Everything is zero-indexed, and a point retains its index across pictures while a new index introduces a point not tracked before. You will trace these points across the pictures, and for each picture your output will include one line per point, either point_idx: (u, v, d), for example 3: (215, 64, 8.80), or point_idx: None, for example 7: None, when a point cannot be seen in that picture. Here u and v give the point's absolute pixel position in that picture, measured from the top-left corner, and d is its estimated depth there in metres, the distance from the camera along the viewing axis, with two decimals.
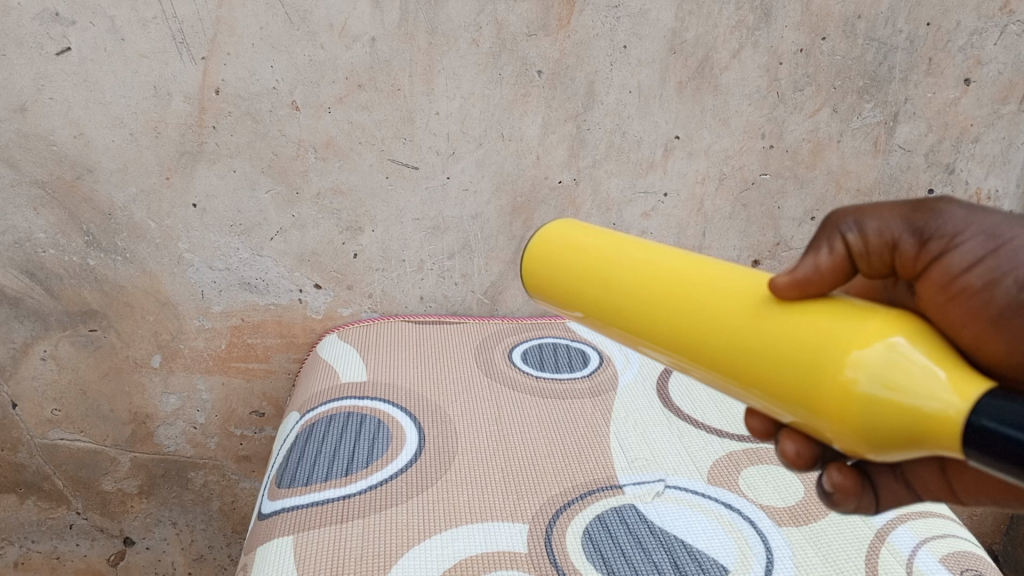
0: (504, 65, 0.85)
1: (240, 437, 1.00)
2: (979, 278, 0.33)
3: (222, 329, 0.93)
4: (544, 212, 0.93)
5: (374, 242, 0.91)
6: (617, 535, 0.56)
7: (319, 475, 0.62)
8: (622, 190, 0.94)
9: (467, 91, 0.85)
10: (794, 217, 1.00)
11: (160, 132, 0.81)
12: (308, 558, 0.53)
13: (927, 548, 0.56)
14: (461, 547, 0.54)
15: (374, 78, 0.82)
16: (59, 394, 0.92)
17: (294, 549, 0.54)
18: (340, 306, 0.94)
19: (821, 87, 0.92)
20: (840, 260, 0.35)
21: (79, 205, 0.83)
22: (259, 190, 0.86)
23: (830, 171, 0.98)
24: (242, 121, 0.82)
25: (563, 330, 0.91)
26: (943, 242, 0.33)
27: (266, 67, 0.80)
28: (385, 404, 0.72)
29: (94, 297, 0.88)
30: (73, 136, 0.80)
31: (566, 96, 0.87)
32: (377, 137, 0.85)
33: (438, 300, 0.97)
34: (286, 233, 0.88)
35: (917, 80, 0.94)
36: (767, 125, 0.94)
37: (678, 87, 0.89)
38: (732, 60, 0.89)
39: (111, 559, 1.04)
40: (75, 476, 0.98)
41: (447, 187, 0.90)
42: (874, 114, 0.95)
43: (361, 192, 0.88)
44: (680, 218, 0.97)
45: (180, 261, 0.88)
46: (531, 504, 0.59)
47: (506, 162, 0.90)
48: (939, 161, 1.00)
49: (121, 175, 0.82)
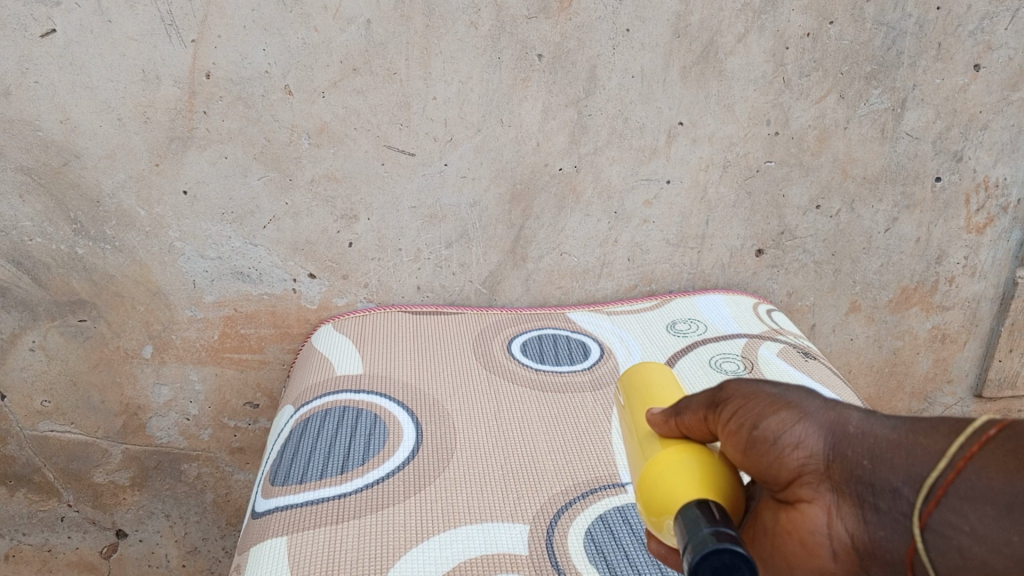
0: (503, 48, 0.82)
1: (234, 429, 0.99)
2: (733, 423, 0.40)
3: (214, 319, 0.91)
4: (544, 200, 0.91)
5: (369, 230, 0.89)
6: (621, 537, 0.54)
7: (313, 473, 0.60)
8: (624, 177, 0.92)
9: (465, 76, 0.83)
10: (800, 205, 0.98)
11: (149, 117, 0.79)
12: (302, 562, 0.51)
13: None
14: (461, 550, 0.52)
15: (369, 61, 0.80)
16: (48, 385, 0.91)
17: (288, 553, 0.52)
18: (335, 296, 0.92)
19: (828, 72, 0.90)
20: (671, 432, 0.42)
21: (66, 192, 0.81)
22: (251, 177, 0.84)
23: (836, 158, 0.96)
24: (233, 106, 0.80)
25: (563, 321, 0.89)
26: (724, 404, 0.40)
27: (258, 50, 0.78)
28: (382, 398, 0.70)
29: (83, 287, 0.87)
30: (58, 121, 0.78)
31: (567, 81, 0.85)
32: (373, 122, 0.83)
33: (436, 290, 0.95)
34: (280, 221, 0.87)
35: (926, 65, 0.92)
36: (773, 111, 0.91)
37: (681, 72, 0.87)
38: (737, 44, 0.86)
39: (104, 552, 1.04)
40: (66, 469, 0.97)
41: (444, 173, 0.88)
42: (882, 100, 0.93)
43: (357, 179, 0.86)
44: (683, 206, 0.95)
45: (171, 250, 0.86)
46: (532, 503, 0.57)
47: (505, 149, 0.87)
48: (947, 148, 0.97)
49: (110, 161, 0.80)
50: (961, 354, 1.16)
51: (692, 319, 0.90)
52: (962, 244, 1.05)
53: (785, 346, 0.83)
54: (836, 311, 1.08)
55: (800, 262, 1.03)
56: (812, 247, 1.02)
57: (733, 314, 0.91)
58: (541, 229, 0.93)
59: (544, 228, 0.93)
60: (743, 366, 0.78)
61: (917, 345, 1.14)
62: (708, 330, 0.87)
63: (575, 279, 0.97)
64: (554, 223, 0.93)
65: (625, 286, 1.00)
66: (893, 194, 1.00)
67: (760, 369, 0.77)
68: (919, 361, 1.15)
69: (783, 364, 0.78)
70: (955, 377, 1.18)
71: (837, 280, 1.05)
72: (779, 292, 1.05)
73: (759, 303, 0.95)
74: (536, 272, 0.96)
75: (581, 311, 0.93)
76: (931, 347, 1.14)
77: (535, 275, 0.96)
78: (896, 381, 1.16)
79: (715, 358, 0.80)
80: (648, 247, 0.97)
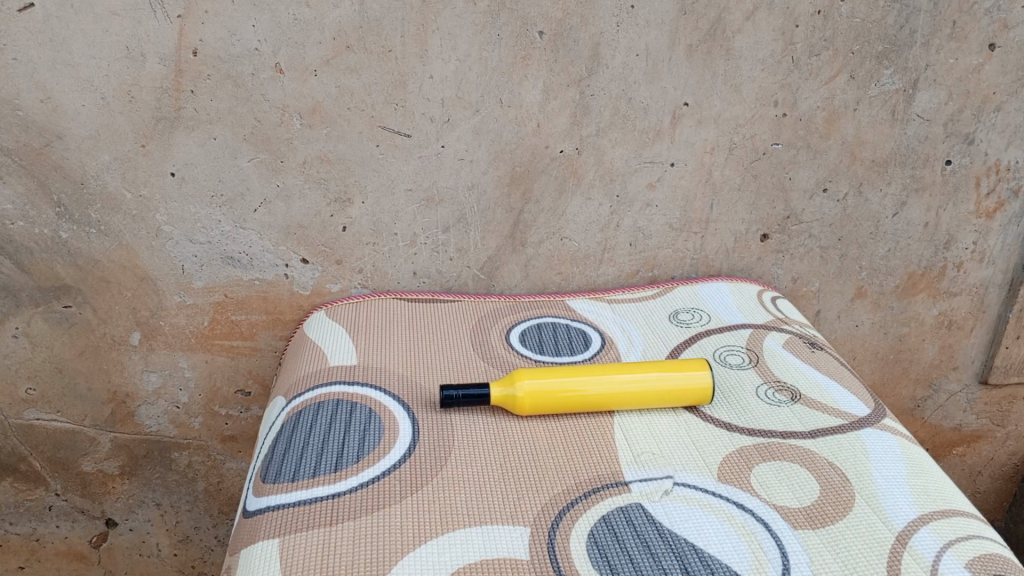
0: (503, 25, 0.79)
1: (225, 417, 0.98)
2: None
3: (204, 305, 0.89)
4: (544, 183, 0.88)
5: (364, 214, 0.86)
6: (624, 539, 0.52)
7: (307, 471, 0.58)
8: (626, 160, 0.89)
9: (463, 53, 0.80)
10: (806, 189, 0.95)
11: (134, 96, 0.76)
12: (295, 567, 0.50)
13: (951, 554, 0.52)
14: (460, 554, 0.51)
15: (363, 38, 0.77)
16: (33, 372, 0.90)
17: (281, 556, 0.51)
18: (329, 281, 0.90)
19: (838, 52, 0.86)
20: None
21: (49, 173, 0.79)
22: (240, 158, 0.81)
23: (844, 141, 0.92)
24: (222, 85, 0.77)
25: (563, 309, 0.87)
26: None
27: (247, 26, 0.75)
28: (377, 391, 0.68)
29: (68, 272, 0.85)
30: (39, 100, 0.75)
31: (570, 59, 0.82)
32: (367, 102, 0.80)
33: (432, 276, 0.92)
34: (271, 205, 0.84)
35: (939, 45, 0.88)
36: (781, 91, 0.88)
37: (687, 51, 0.83)
38: (746, 22, 0.83)
39: (93, 541, 1.05)
40: (53, 457, 0.97)
41: (441, 156, 0.85)
42: (893, 81, 0.89)
43: (350, 160, 0.83)
44: (687, 190, 0.92)
45: (158, 234, 0.84)
46: (533, 504, 0.55)
47: (504, 130, 0.84)
48: (959, 131, 0.94)
49: (93, 142, 0.78)
50: (967, 341, 1.13)
51: (695, 309, 0.87)
52: (971, 230, 1.02)
53: (791, 337, 0.81)
54: (841, 297, 1.06)
55: (805, 248, 1.00)
56: (818, 233, 0.99)
57: (736, 303, 0.88)
58: (541, 213, 0.90)
59: (543, 213, 0.90)
60: (748, 359, 0.76)
61: (923, 332, 1.11)
62: (711, 320, 0.84)
63: (576, 265, 0.95)
64: (554, 207, 0.90)
65: (626, 272, 0.97)
66: (902, 177, 0.96)
67: (766, 362, 0.75)
68: (924, 348, 1.13)
69: (789, 356, 0.76)
70: (961, 365, 1.16)
71: (843, 265, 1.03)
72: (783, 278, 1.02)
73: (763, 291, 0.93)
74: (536, 257, 0.93)
75: (582, 299, 0.91)
76: (937, 335, 1.12)
77: (535, 261, 0.94)
78: (900, 368, 1.14)
79: (720, 352, 0.78)
80: (650, 232, 0.94)
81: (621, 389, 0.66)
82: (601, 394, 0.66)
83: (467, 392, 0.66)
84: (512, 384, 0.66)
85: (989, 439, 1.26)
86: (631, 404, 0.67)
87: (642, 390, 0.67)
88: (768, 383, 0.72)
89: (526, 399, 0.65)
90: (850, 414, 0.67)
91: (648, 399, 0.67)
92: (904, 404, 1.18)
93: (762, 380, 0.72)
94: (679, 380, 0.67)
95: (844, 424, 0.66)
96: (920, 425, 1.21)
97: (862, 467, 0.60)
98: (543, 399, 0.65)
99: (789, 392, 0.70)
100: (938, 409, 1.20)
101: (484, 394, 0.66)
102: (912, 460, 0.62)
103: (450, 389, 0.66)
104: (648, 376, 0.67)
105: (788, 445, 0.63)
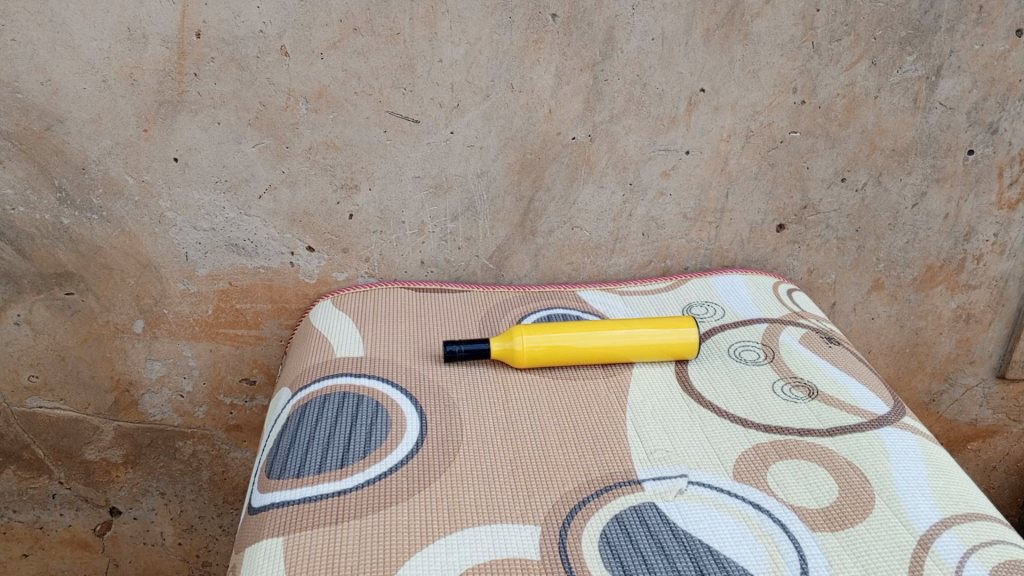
0: (515, 7, 0.76)
1: (229, 406, 0.97)
2: None
3: (208, 293, 0.88)
4: (555, 170, 0.86)
5: (370, 202, 0.85)
6: (637, 540, 0.51)
7: (313, 466, 0.57)
8: (640, 147, 0.86)
9: (473, 37, 0.77)
10: (824, 178, 0.92)
11: (135, 79, 0.74)
12: (298, 565, 0.48)
13: (976, 559, 0.50)
14: (468, 553, 0.49)
15: (371, 21, 0.75)
16: (36, 360, 0.90)
17: (285, 554, 0.49)
18: (334, 270, 0.89)
19: (861, 37, 0.83)
20: None
21: (49, 158, 0.78)
22: (245, 144, 0.79)
23: (865, 129, 0.89)
24: (226, 68, 0.75)
25: (574, 300, 0.85)
26: None
27: (252, 7, 0.72)
28: (384, 385, 0.67)
29: (70, 259, 0.84)
30: (39, 82, 0.73)
31: (583, 43, 0.79)
32: (374, 87, 0.78)
33: (439, 265, 0.90)
34: (275, 191, 0.82)
35: (966, 30, 0.84)
36: (801, 77, 0.85)
37: (705, 35, 0.80)
38: (765, 5, 0.80)
39: (98, 529, 1.05)
40: (57, 446, 0.97)
41: (450, 142, 0.82)
42: (916, 67, 0.86)
43: (358, 147, 0.81)
44: (702, 178, 0.90)
45: (161, 220, 0.82)
46: (543, 503, 0.54)
47: (515, 116, 0.82)
48: (983, 120, 0.91)
49: (95, 126, 0.76)
50: (985, 335, 1.11)
51: (709, 302, 0.85)
52: (993, 222, 0.99)
53: (807, 332, 0.78)
54: (858, 289, 1.03)
55: (822, 239, 0.97)
56: (835, 223, 0.96)
57: (752, 296, 0.86)
58: (552, 202, 0.88)
59: (554, 201, 0.88)
60: (763, 355, 0.74)
61: (940, 326, 1.09)
62: (726, 314, 0.82)
63: (587, 255, 0.93)
64: (565, 196, 0.88)
65: (638, 263, 0.95)
66: (923, 166, 0.93)
67: (782, 358, 0.73)
68: (942, 342, 1.10)
69: (806, 352, 0.74)
70: (979, 359, 1.13)
71: (860, 257, 1.00)
72: (799, 269, 1.00)
73: (780, 283, 0.90)
74: (546, 247, 0.91)
75: (593, 290, 0.88)
76: (955, 329, 1.09)
77: (545, 250, 0.91)
78: (917, 362, 1.12)
79: (735, 347, 0.75)
80: (664, 222, 0.92)
81: (611, 343, 0.71)
82: (592, 349, 0.71)
83: (468, 347, 0.70)
84: (511, 339, 0.70)
85: (1005, 435, 1.24)
86: (618, 357, 0.71)
87: (629, 344, 0.71)
88: (785, 379, 0.70)
89: (524, 352, 0.69)
90: (869, 413, 0.65)
91: (637, 354, 0.71)
92: (920, 398, 1.16)
93: (778, 376, 0.70)
94: (668, 336, 0.72)
95: (864, 422, 0.64)
96: (936, 419, 1.19)
97: (884, 467, 0.58)
98: (540, 356, 0.69)
99: (806, 389, 0.68)
100: (954, 404, 1.18)
101: (484, 348, 0.70)
102: (935, 460, 0.60)
103: (451, 344, 0.70)
104: (640, 331, 0.72)
105: (805, 443, 0.61)
